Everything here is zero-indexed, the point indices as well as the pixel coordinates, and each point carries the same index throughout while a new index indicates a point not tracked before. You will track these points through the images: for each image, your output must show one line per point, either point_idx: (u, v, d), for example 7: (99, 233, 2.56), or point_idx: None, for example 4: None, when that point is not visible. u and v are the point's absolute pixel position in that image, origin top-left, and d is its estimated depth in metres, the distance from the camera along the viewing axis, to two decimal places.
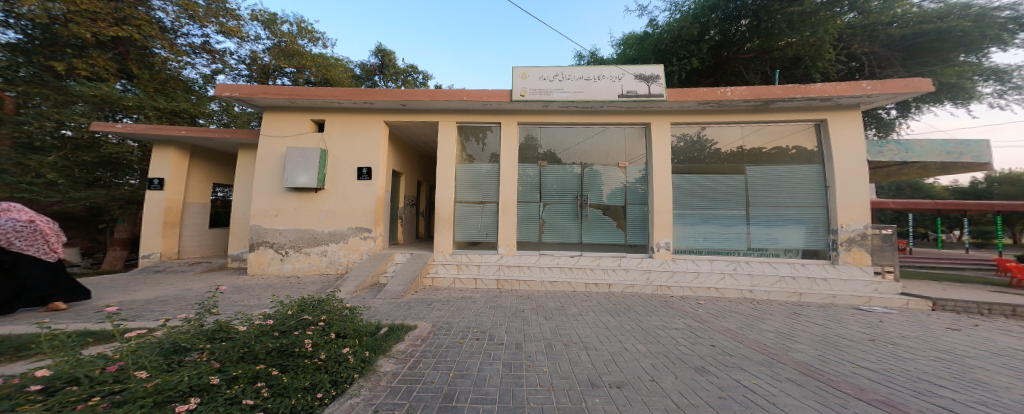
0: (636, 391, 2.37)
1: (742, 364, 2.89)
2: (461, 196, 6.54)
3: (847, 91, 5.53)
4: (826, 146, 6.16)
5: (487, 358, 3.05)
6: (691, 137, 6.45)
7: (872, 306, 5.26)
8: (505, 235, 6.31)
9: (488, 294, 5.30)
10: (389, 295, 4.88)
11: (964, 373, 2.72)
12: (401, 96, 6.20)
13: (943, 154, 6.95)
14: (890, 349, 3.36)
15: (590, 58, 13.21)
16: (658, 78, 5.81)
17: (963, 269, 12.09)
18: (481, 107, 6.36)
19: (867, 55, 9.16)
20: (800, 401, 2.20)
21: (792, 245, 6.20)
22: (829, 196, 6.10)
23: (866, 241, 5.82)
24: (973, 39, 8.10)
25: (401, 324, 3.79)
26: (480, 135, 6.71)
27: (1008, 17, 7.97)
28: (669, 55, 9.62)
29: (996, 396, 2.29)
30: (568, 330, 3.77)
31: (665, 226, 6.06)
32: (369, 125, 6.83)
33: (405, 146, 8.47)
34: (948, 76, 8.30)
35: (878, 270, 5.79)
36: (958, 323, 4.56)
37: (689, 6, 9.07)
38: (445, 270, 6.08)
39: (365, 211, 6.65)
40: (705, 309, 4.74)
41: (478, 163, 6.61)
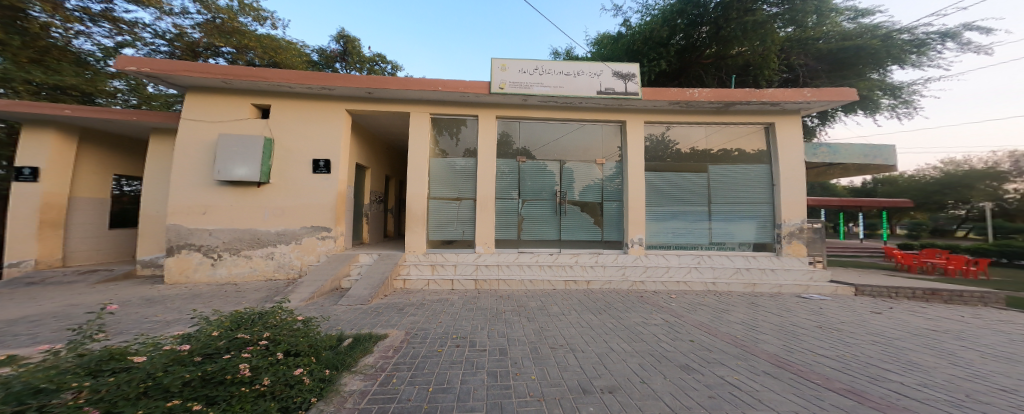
0: (628, 395, 2.31)
1: (722, 359, 2.98)
2: (435, 192, 6.18)
3: (792, 97, 6.04)
4: (773, 147, 6.71)
5: (470, 367, 2.84)
6: (657, 136, 6.65)
7: (812, 294, 5.83)
8: (482, 233, 6.07)
9: (465, 296, 5.05)
10: (355, 301, 4.43)
11: (899, 356, 3.07)
12: (366, 83, 5.65)
13: (862, 157, 7.93)
14: (836, 335, 3.71)
15: (566, 55, 13.31)
16: (634, 76, 5.90)
17: (863, 257, 14.27)
18: (456, 99, 6.03)
19: (802, 66, 10.07)
20: (781, 395, 2.28)
21: (747, 239, 6.69)
22: (775, 194, 6.67)
23: (803, 234, 6.48)
24: (881, 57, 9.39)
25: (371, 334, 3.41)
26: (455, 128, 6.35)
27: (907, 40, 9.29)
28: (639, 56, 9.98)
29: (931, 377, 2.59)
30: (552, 332, 3.67)
31: (639, 222, 6.23)
32: (326, 112, 6.17)
33: (371, 137, 7.84)
34: (861, 88, 9.55)
35: (816, 261, 6.43)
36: (880, 306, 5.21)
37: (658, 10, 9.43)
38: (417, 271, 5.71)
39: (322, 208, 6.01)
40: (677, 303, 4.93)
41: (452, 157, 6.27)
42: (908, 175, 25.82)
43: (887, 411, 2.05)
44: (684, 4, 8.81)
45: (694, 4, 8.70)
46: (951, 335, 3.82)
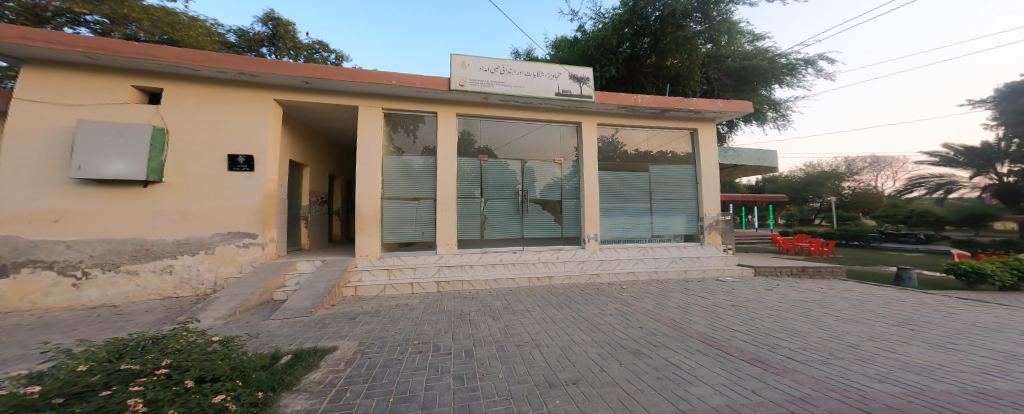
0: (591, 385, 2.43)
1: (665, 342, 3.33)
2: (390, 191, 5.77)
3: (710, 107, 6.98)
4: (697, 150, 7.66)
5: (435, 372, 2.71)
6: (608, 138, 7.11)
7: (728, 277, 6.84)
8: (444, 233, 5.85)
9: (426, 299, 4.83)
10: (293, 313, 3.92)
11: (787, 325, 3.79)
12: (301, 71, 5.02)
13: (755, 159, 9.57)
14: (744, 311, 4.43)
15: (526, 55, 13.56)
16: (589, 80, 6.20)
17: (759, 242, 17.28)
18: (411, 93, 5.69)
19: (715, 81, 11.43)
20: (711, 370, 2.63)
21: (679, 231, 7.52)
22: (699, 191, 7.64)
23: (719, 226, 7.56)
24: (769, 77, 11.17)
25: (319, 348, 3.04)
26: (412, 125, 5.99)
27: (784, 64, 11.15)
28: (593, 61, 10.78)
29: (811, 341, 3.24)
30: (518, 329, 3.69)
31: (594, 219, 6.62)
32: (248, 101, 5.33)
33: (309, 131, 7.01)
34: (755, 102, 11.43)
35: (728, 247, 7.50)
36: (775, 284, 6.33)
37: (607, 19, 10.19)
38: (372, 276, 5.24)
39: (243, 211, 5.21)
40: (627, 293, 5.36)
41: (408, 155, 5.92)
42: (787, 175, 31.92)
43: (785, 374, 2.52)
44: (630, 15, 9.64)
45: (638, 15, 9.56)
46: (821, 304, 4.82)
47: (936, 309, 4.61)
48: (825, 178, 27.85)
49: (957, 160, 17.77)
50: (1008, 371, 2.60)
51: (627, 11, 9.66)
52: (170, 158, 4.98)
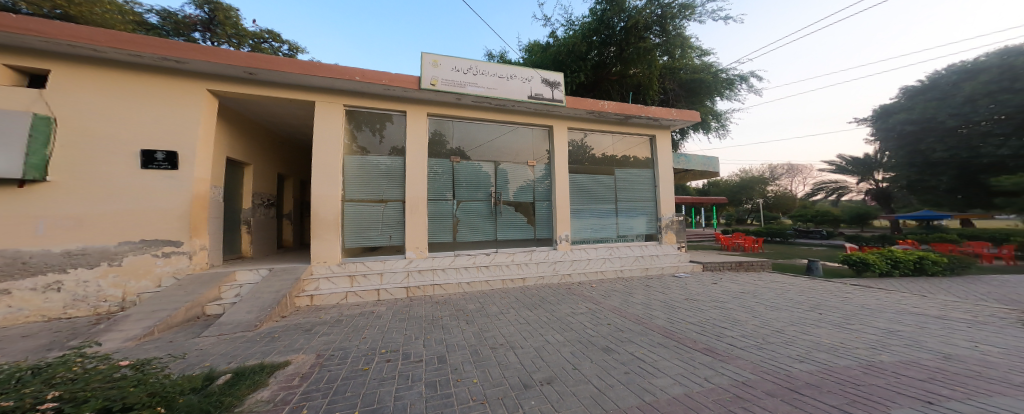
0: (564, 383, 2.46)
1: (631, 337, 3.48)
2: (353, 193, 5.41)
3: (666, 115, 7.52)
4: (656, 156, 8.16)
5: (405, 381, 2.54)
6: (578, 142, 7.33)
7: (681, 272, 7.39)
8: (413, 237, 5.60)
9: (395, 306, 4.61)
10: (233, 328, 3.47)
11: (730, 315, 4.18)
12: (242, 60, 4.53)
13: (702, 165, 10.52)
14: (695, 304, 4.81)
15: (499, 58, 13.58)
16: (560, 85, 6.35)
17: (706, 240, 18.99)
18: (376, 91, 5.38)
19: (670, 91, 12.16)
20: (671, 361, 2.80)
21: (641, 231, 7.86)
22: (657, 194, 8.13)
23: (674, 226, 8.12)
24: (715, 90, 12.16)
25: (266, 364, 2.71)
26: (378, 124, 5.68)
27: (725, 79, 12.18)
28: (563, 66, 11.17)
29: (752, 329, 3.60)
30: (492, 332, 3.64)
31: (565, 220, 6.78)
32: (172, 90, 4.69)
33: (253, 127, 6.34)
34: (703, 113, 12.49)
35: (681, 245, 8.06)
36: (722, 278, 6.95)
37: (577, 27, 10.62)
38: (331, 284, 4.92)
39: (163, 215, 4.56)
40: (596, 292, 5.55)
41: (375, 155, 5.60)
42: (729, 179, 35.51)
43: (730, 361, 2.77)
44: (598, 25, 10.13)
45: (605, 25, 10.09)
46: (755, 295, 5.39)
47: (840, 295, 5.40)
48: (754, 182, 31.91)
49: (851, 167, 25.03)
50: (889, 345, 3.12)
51: (596, 20, 10.14)
52: (64, 153, 4.20)
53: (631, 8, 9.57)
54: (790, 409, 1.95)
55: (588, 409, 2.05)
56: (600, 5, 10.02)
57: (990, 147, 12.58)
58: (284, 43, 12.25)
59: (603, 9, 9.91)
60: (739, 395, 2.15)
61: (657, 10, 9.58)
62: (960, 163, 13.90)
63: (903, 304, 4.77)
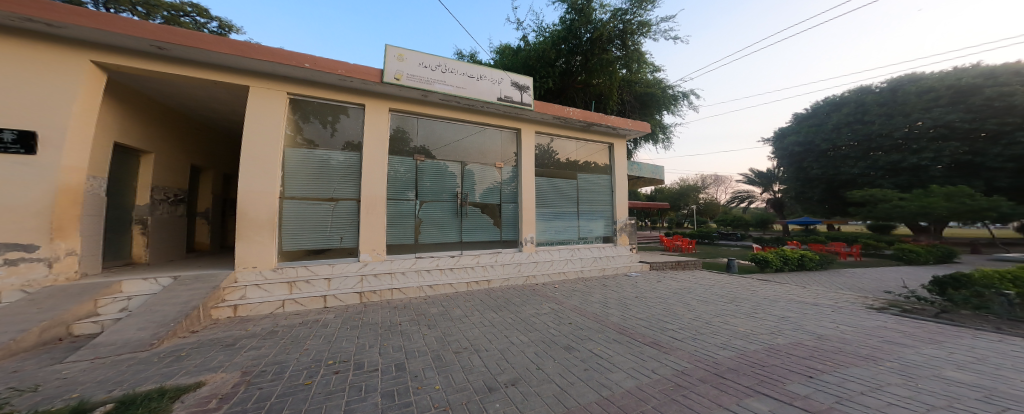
0: (529, 384, 2.42)
1: (590, 335, 3.60)
2: (295, 190, 4.89)
3: (623, 124, 8.00)
4: (614, 162, 8.57)
5: (357, 393, 2.18)
6: (545, 146, 7.48)
7: (633, 272, 7.91)
8: (368, 239, 5.22)
9: (346, 313, 4.25)
10: (115, 349, 2.73)
11: (673, 310, 4.55)
12: (152, 32, 3.78)
13: (651, 173, 11.43)
14: (644, 301, 5.16)
15: (468, 57, 13.42)
16: (529, 89, 6.42)
17: (653, 242, 20.61)
18: (327, 80, 4.93)
19: (626, 103, 12.98)
20: (625, 356, 2.95)
21: (599, 233, 8.22)
22: (615, 199, 8.54)
23: (629, 229, 8.62)
24: (665, 105, 13.29)
25: (168, 388, 2.07)
26: (330, 117, 5.22)
27: (673, 95, 13.37)
28: (532, 71, 11.42)
29: (695, 323, 3.93)
30: (456, 336, 3.52)
31: (531, 222, 6.87)
32: (45, 56, 3.74)
33: (159, 107, 5.36)
34: (654, 125, 13.55)
35: (633, 246, 8.58)
36: (666, 276, 7.57)
37: (547, 34, 10.95)
38: (263, 292, 4.38)
39: (4, 212, 3.45)
40: (559, 292, 5.71)
41: (325, 150, 5.14)
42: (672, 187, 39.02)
43: (672, 352, 2.99)
44: (566, 33, 10.56)
45: (572, 35, 10.54)
46: (693, 291, 5.93)
47: (750, 288, 6.22)
48: (689, 190, 35.76)
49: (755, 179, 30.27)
50: (782, 329, 3.63)
51: (565, 29, 10.57)
52: None
53: (597, 21, 10.11)
54: (722, 392, 2.13)
55: (552, 408, 2.03)
56: (569, 15, 10.44)
57: (848, 165, 17.56)
58: (211, 19, 10.72)
59: (572, 19, 10.35)
60: (679, 384, 2.31)
61: (619, 25, 10.21)
62: (827, 177, 18.77)
63: (791, 294, 5.68)
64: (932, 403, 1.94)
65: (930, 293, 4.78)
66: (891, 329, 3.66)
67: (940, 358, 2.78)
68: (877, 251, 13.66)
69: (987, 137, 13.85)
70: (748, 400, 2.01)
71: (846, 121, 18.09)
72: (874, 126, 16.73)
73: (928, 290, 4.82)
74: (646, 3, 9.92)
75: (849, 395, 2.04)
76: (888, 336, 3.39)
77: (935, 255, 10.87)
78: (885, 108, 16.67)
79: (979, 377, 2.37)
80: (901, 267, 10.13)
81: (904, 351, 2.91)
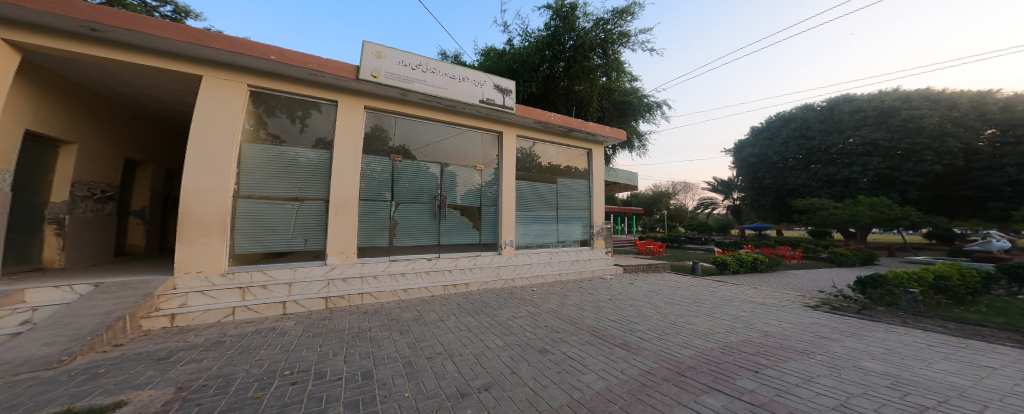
0: (502, 388, 2.42)
1: (564, 337, 3.65)
2: (252, 189, 4.61)
3: (602, 130, 8.21)
4: (593, 168, 8.75)
5: (316, 404, 2.09)
6: (527, 150, 7.55)
7: (608, 275, 8.12)
8: (336, 241, 5.02)
9: (309, 320, 4.05)
10: (11, 369, 2.38)
11: (643, 312, 4.70)
12: (88, 13, 3.47)
13: (626, 179, 11.83)
14: (617, 303, 5.30)
15: (452, 57, 13.38)
16: (511, 93, 6.47)
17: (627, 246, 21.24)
18: (294, 73, 4.73)
19: (605, 110, 13.35)
20: (596, 358, 3.02)
21: (577, 237, 8.36)
22: (594, 204, 8.71)
23: (606, 233, 8.83)
24: (641, 113, 13.80)
25: (79, 410, 1.86)
26: (298, 112, 5.00)
27: (649, 104, 13.92)
28: (516, 74, 11.54)
29: (665, 323, 4.08)
30: (429, 341, 3.45)
31: (511, 226, 6.88)
32: None
33: (84, 96, 4.88)
34: (630, 132, 14.04)
35: (608, 250, 8.78)
36: (638, 278, 7.82)
37: (532, 39, 11.18)
38: (209, 300, 4.04)
39: None
40: (536, 295, 5.76)
41: (292, 146, 4.91)
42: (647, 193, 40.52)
43: (639, 352, 3.09)
44: (550, 39, 10.82)
45: (555, 41, 10.82)
46: (661, 292, 6.15)
47: (710, 289, 6.56)
48: (661, 195, 37.39)
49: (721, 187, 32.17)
50: (736, 327, 3.86)
51: (549, 35, 10.85)
52: None
53: (579, 29, 10.48)
54: (681, 391, 2.22)
55: (524, 411, 2.04)
56: (553, 21, 10.71)
57: (795, 176, 19.37)
58: (166, 4, 10.01)
59: (556, 26, 10.64)
60: (644, 384, 2.39)
61: (601, 34, 10.57)
62: (776, 187, 20.40)
63: (745, 294, 6.06)
64: (852, 391, 2.13)
65: (853, 291, 5.37)
66: (823, 325, 3.99)
67: (861, 350, 3.05)
68: (813, 255, 14.88)
69: (902, 154, 16.32)
70: (704, 397, 2.10)
71: (792, 135, 19.84)
72: (815, 141, 18.73)
73: (852, 289, 5.41)
74: (626, 16, 10.33)
75: (788, 388, 2.19)
76: (820, 332, 3.68)
77: (860, 257, 11.98)
78: (824, 125, 18.71)
79: (888, 366, 2.64)
80: (838, 269, 11.13)
81: (833, 345, 3.19)
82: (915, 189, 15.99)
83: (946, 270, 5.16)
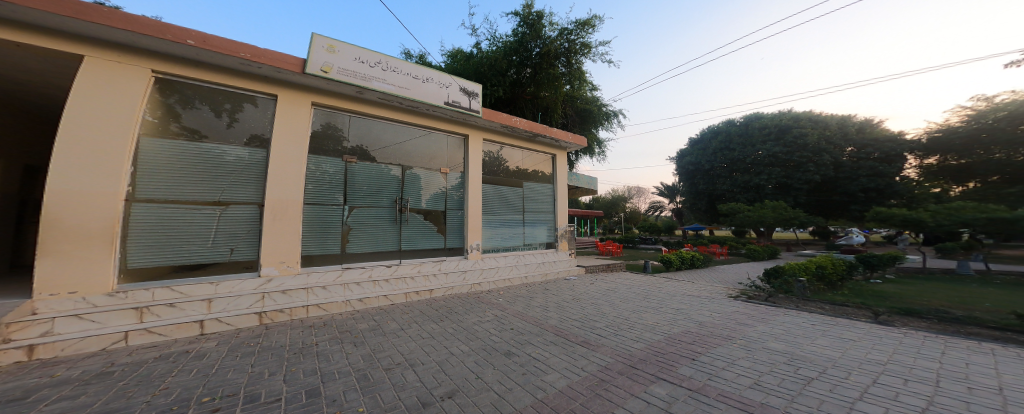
0: (466, 394, 2.40)
1: (529, 339, 3.70)
2: (154, 190, 3.78)
3: (565, 136, 8.51)
4: (558, 173, 9.01)
5: None
6: (494, 154, 7.57)
7: (571, 276, 8.41)
8: (273, 249, 4.44)
9: (235, 339, 3.61)
10: None
11: (603, 310, 4.93)
12: None
13: (587, 184, 12.34)
14: (579, 302, 5.51)
15: (416, 57, 13.03)
16: (477, 96, 6.49)
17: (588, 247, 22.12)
18: (221, 61, 4.07)
19: (569, 117, 13.84)
20: (559, 357, 3.10)
21: (543, 239, 8.53)
22: (559, 207, 8.96)
23: (569, 236, 9.13)
24: (601, 121, 14.56)
25: None
26: (225, 105, 4.31)
27: (609, 113, 14.72)
28: (483, 78, 11.55)
29: (625, 320, 4.28)
30: (387, 351, 3.31)
31: (477, 230, 6.83)
32: None
33: None
34: (591, 139, 14.71)
35: (572, 252, 9.06)
36: (598, 278, 8.20)
37: (500, 44, 11.30)
38: (88, 324, 3.22)
39: None
40: (503, 298, 5.77)
41: (215, 143, 4.20)
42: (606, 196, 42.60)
43: (597, 348, 3.24)
44: (516, 46, 11.03)
45: (522, 48, 11.05)
46: (617, 290, 6.51)
47: (657, 285, 7.11)
48: (618, 199, 39.55)
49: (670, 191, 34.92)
50: (679, 319, 4.20)
51: (516, 41, 11.06)
52: None
53: (545, 37, 10.82)
54: (633, 382, 2.37)
55: None
56: (520, 28, 10.95)
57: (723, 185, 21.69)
58: None
59: (523, 32, 10.90)
60: (602, 378, 2.51)
61: (565, 44, 10.98)
62: (708, 192, 22.96)
63: (685, 288, 6.66)
64: (762, 369, 2.48)
65: (763, 281, 6.08)
66: (741, 312, 4.50)
67: (768, 332, 3.51)
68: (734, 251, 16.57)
69: (794, 165, 19.42)
70: (652, 387, 2.26)
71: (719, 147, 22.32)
72: (734, 152, 21.48)
73: (761, 280, 6.14)
74: (587, 28, 10.86)
75: (717, 372, 2.44)
76: (738, 319, 4.15)
77: (766, 252, 13.75)
78: (741, 138, 21.55)
79: (787, 345, 3.10)
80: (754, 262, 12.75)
81: (746, 329, 3.61)
82: (802, 195, 18.95)
83: (815, 264, 6.29)
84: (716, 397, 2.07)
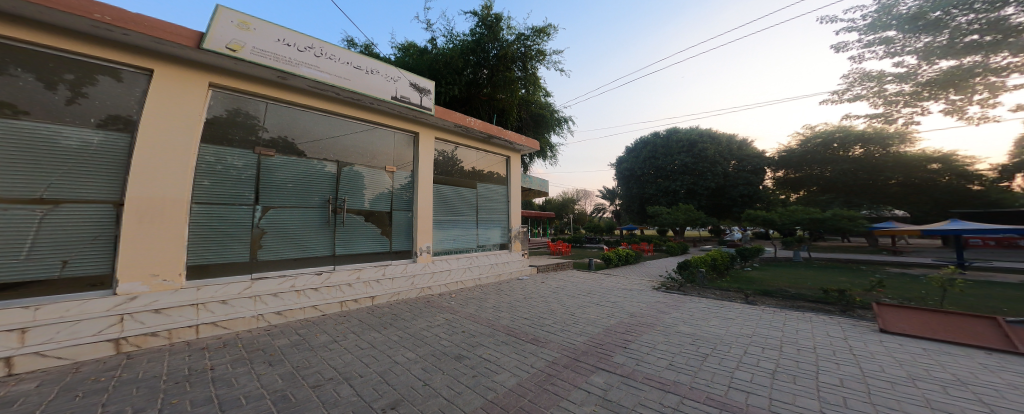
0: (411, 404, 2.27)
1: (481, 340, 3.67)
2: None
3: (519, 139, 8.68)
4: (512, 175, 9.12)
5: None
6: (448, 154, 7.40)
7: (524, 276, 8.58)
8: (139, 259, 3.47)
9: (75, 374, 2.72)
10: None
11: (552, 307, 5.12)
12: None
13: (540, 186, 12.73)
14: (530, 301, 5.64)
15: (364, 47, 12.15)
16: (429, 93, 6.29)
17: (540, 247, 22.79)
18: (63, 21, 3.08)
19: (524, 120, 14.09)
20: (508, 357, 3.12)
21: (497, 241, 8.55)
22: (512, 209, 9.06)
23: (522, 236, 9.30)
24: (554, 126, 15.11)
25: None
26: (67, 75, 3.29)
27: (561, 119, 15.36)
28: (439, 75, 11.22)
29: (572, 316, 4.48)
30: (315, 367, 3.00)
31: (426, 231, 6.57)
32: None
33: None
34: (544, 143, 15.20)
35: (525, 252, 9.23)
36: (549, 277, 8.48)
37: (457, 42, 11.10)
38: None
39: None
40: (455, 302, 5.63)
41: (46, 123, 3.17)
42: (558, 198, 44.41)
43: (546, 345, 3.33)
44: (473, 45, 10.94)
45: (479, 48, 10.99)
46: (565, 288, 6.80)
47: (599, 281, 7.62)
48: (569, 201, 41.52)
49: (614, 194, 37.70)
50: (617, 312, 4.52)
51: (473, 41, 10.98)
52: None
53: (503, 40, 10.92)
54: (576, 375, 2.48)
55: None
56: (479, 28, 10.91)
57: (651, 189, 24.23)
58: None
59: (482, 33, 10.87)
60: (549, 373, 2.58)
61: (521, 48, 11.19)
62: (640, 196, 25.39)
63: (622, 283, 7.23)
64: (674, 351, 2.79)
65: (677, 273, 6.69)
66: (663, 302, 5.01)
67: (681, 318, 3.97)
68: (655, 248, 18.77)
69: (697, 173, 22.82)
70: (592, 377, 2.39)
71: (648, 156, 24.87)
72: (659, 161, 24.16)
73: (675, 271, 6.77)
74: (543, 35, 11.21)
75: (642, 357, 2.67)
76: (660, 308, 4.58)
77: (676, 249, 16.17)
78: (664, 149, 24.26)
79: (694, 328, 3.51)
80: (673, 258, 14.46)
81: (665, 317, 4.04)
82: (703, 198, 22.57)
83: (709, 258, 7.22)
84: (641, 380, 2.26)
